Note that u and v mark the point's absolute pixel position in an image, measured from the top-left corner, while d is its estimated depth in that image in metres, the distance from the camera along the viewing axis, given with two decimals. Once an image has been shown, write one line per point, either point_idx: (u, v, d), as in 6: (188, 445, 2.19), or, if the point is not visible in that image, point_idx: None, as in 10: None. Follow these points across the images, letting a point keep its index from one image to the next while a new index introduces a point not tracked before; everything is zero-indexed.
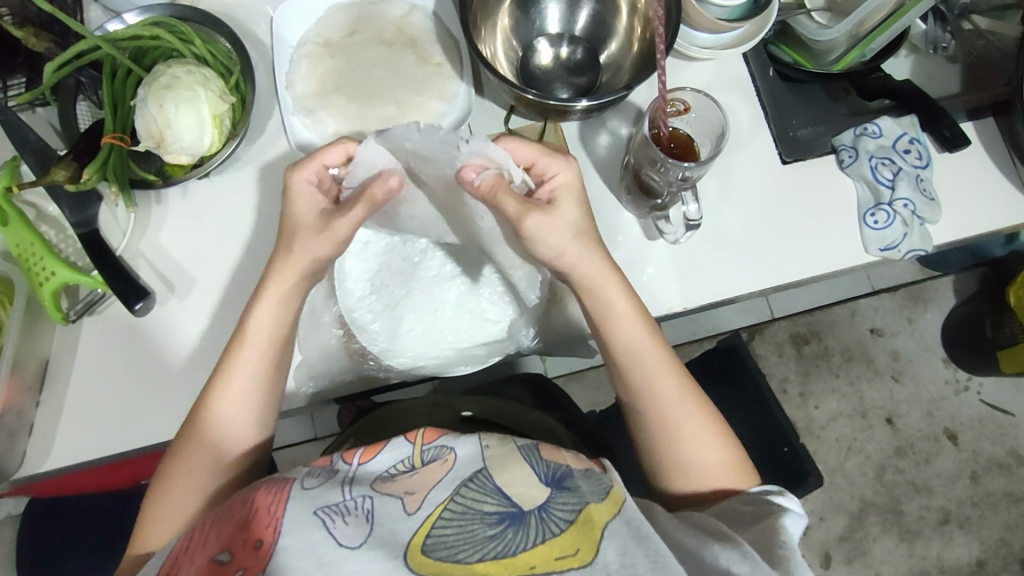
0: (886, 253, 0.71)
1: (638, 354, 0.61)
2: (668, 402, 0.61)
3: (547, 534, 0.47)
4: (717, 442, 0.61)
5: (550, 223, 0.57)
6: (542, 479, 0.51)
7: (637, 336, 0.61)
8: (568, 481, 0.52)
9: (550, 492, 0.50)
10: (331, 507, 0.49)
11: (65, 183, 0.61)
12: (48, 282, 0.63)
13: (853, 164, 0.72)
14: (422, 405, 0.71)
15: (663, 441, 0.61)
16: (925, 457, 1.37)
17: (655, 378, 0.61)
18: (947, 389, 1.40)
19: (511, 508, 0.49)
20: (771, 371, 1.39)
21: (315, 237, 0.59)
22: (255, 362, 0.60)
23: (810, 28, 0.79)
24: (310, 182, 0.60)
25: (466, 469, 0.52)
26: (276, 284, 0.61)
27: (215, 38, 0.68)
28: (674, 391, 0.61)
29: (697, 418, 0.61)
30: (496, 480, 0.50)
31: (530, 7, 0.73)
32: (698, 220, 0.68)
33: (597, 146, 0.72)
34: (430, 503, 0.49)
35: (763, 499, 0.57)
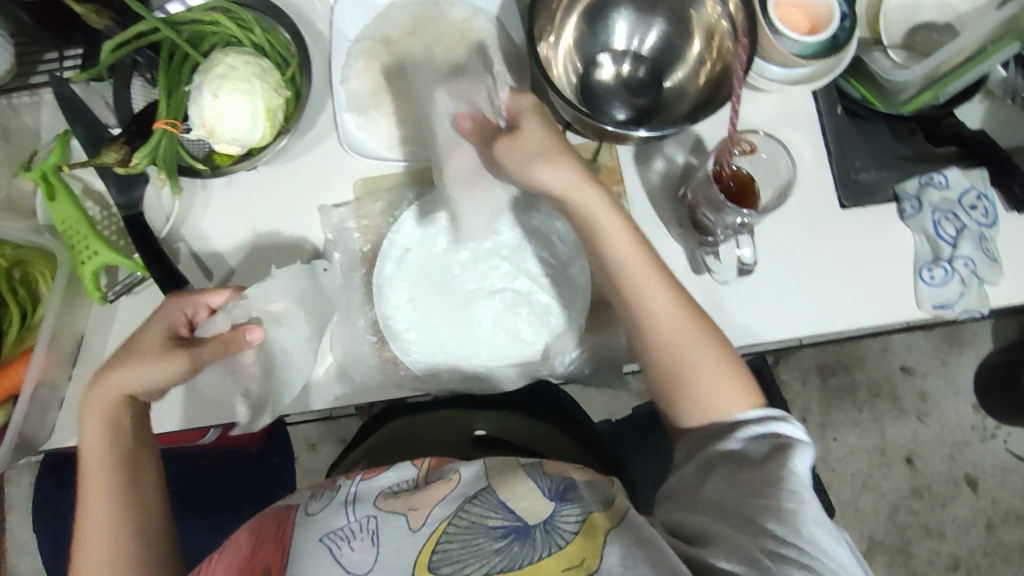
0: (941, 311, 0.68)
1: (626, 264, 0.57)
2: (672, 325, 0.57)
3: (553, 547, 0.47)
4: (710, 352, 0.57)
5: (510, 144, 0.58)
6: (546, 493, 0.50)
7: (624, 243, 0.57)
8: (570, 493, 0.51)
9: (554, 505, 0.49)
10: (335, 533, 0.50)
11: (114, 166, 0.61)
12: (89, 262, 0.63)
13: (915, 215, 0.70)
14: (427, 426, 0.66)
15: (665, 371, 0.57)
16: (942, 502, 1.35)
17: (660, 301, 0.57)
18: (973, 434, 1.37)
19: (515, 522, 0.49)
20: (793, 399, 1.38)
21: (146, 358, 0.57)
22: (102, 446, 0.57)
23: (885, 65, 0.76)
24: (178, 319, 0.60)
25: (470, 486, 0.52)
26: (124, 382, 0.56)
27: (276, 30, 0.66)
28: (688, 330, 0.57)
29: (698, 335, 0.57)
30: (500, 495, 0.50)
31: (597, 22, 0.71)
32: (752, 265, 0.67)
33: (651, 171, 0.70)
34: (435, 520, 0.50)
35: (785, 452, 0.50)
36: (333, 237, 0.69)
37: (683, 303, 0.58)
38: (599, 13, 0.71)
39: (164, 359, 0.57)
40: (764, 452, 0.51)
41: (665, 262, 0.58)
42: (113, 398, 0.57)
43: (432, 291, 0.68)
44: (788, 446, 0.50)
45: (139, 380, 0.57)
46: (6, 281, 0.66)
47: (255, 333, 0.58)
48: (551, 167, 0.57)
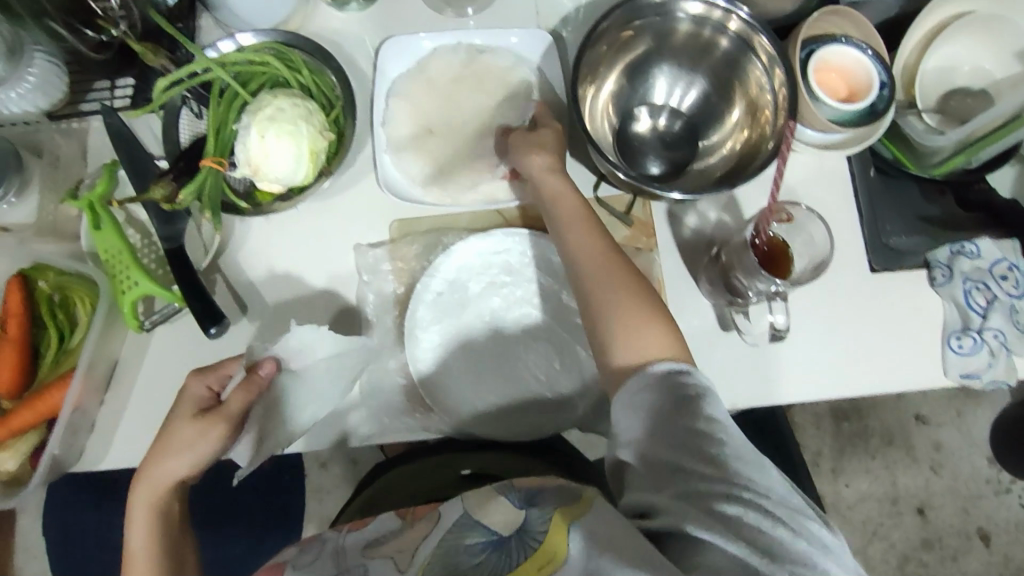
0: (966, 380, 0.68)
1: (568, 229, 0.61)
2: (591, 261, 0.59)
3: (526, 552, 0.49)
4: (641, 303, 0.57)
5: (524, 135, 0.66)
6: (514, 504, 0.53)
7: (565, 202, 0.62)
8: (537, 496, 0.53)
9: (524, 513, 0.52)
10: None
11: (161, 201, 0.63)
12: (129, 292, 0.64)
13: (946, 284, 0.70)
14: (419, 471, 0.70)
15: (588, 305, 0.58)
16: (952, 555, 1.34)
17: (579, 240, 0.60)
18: (986, 488, 1.36)
19: (490, 536, 0.51)
20: (805, 443, 1.37)
21: (186, 435, 0.58)
22: (144, 533, 0.58)
23: (919, 130, 0.76)
24: (205, 387, 0.61)
25: (449, 514, 0.54)
26: (167, 469, 0.58)
27: (323, 71, 0.69)
28: (597, 252, 0.60)
29: (613, 280, 0.58)
30: (475, 515, 0.53)
31: (637, 77, 0.72)
32: (784, 331, 0.66)
33: (683, 226, 0.71)
34: (419, 557, 0.52)
35: (696, 405, 0.50)
36: (367, 277, 0.70)
37: (619, 260, 0.59)
38: (640, 68, 0.71)
39: (198, 444, 0.58)
40: (675, 400, 0.51)
41: (595, 212, 0.62)
42: (156, 489, 0.59)
43: (460, 334, 0.69)
44: (698, 398, 0.51)
45: (177, 471, 0.58)
46: (46, 303, 0.67)
47: (267, 367, 0.61)
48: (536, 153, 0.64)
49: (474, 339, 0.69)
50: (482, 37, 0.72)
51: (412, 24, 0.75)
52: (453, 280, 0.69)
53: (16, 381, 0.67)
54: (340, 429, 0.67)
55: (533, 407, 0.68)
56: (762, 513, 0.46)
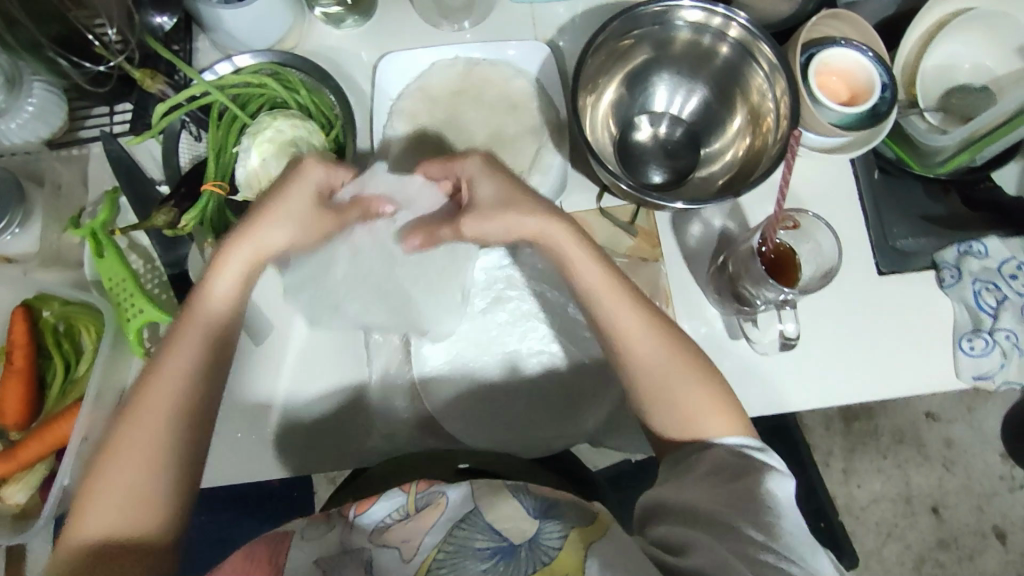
0: (979, 382, 0.68)
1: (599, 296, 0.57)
2: (629, 329, 0.56)
3: (538, 564, 0.48)
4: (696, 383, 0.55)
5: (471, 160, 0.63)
6: (530, 513, 0.51)
7: (592, 273, 0.57)
8: (554, 509, 0.52)
9: (539, 523, 0.50)
10: (329, 559, 0.49)
11: (164, 227, 0.63)
12: (135, 319, 0.64)
13: (954, 285, 0.70)
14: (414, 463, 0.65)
15: (639, 389, 0.55)
16: (969, 554, 1.33)
17: (616, 304, 0.56)
18: (1000, 485, 1.35)
19: (500, 543, 0.49)
20: (816, 444, 1.36)
21: (300, 216, 0.58)
22: (200, 329, 0.56)
23: (920, 129, 0.76)
24: (324, 179, 0.59)
25: (457, 511, 0.52)
26: (238, 258, 0.57)
27: (322, 91, 0.69)
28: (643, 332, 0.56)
29: (656, 343, 0.55)
30: (486, 517, 0.51)
31: (636, 86, 0.71)
32: (794, 339, 0.65)
33: (688, 235, 0.71)
34: (425, 548, 0.50)
35: (756, 475, 0.49)
36: None
37: (649, 317, 0.56)
38: (639, 77, 0.71)
39: (308, 226, 0.58)
40: (733, 468, 0.50)
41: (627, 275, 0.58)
42: (210, 294, 0.56)
43: (467, 348, 0.68)
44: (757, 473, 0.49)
45: (227, 309, 0.57)
46: (51, 334, 0.67)
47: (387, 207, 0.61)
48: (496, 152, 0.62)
49: (482, 355, 0.68)
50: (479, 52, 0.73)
51: (408, 39, 0.74)
52: None
53: (23, 415, 0.67)
54: (349, 450, 0.67)
55: (545, 423, 0.68)
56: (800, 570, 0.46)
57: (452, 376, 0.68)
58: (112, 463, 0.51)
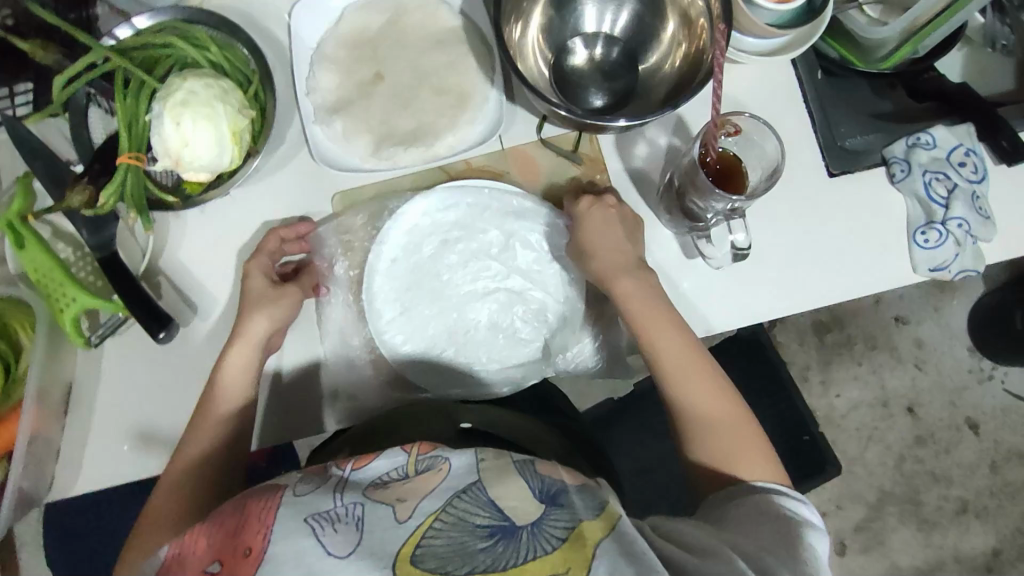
0: (936, 273, 0.68)
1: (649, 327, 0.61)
2: (677, 351, 0.60)
3: (539, 550, 0.44)
4: (740, 433, 0.59)
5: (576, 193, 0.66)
6: (536, 493, 0.47)
7: (640, 302, 0.61)
8: (561, 497, 0.48)
9: (544, 508, 0.46)
10: (321, 514, 0.46)
11: (82, 208, 0.60)
12: (68, 308, 0.61)
13: (905, 179, 0.69)
14: (405, 420, 0.63)
15: (688, 418, 0.60)
16: (946, 447, 1.37)
17: (663, 327, 0.61)
18: (970, 378, 1.39)
19: (501, 522, 0.45)
20: (792, 360, 1.38)
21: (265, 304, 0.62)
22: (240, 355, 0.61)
23: (860, 23, 0.73)
24: (262, 274, 0.63)
25: (460, 479, 0.49)
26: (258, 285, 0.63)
27: (233, 45, 0.64)
28: (698, 382, 0.60)
29: (702, 374, 0.60)
30: (489, 492, 0.47)
31: (565, 6, 0.68)
32: (745, 249, 0.65)
33: (635, 157, 0.69)
34: (421, 513, 0.46)
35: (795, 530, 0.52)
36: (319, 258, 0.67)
37: (686, 340, 0.61)
38: None
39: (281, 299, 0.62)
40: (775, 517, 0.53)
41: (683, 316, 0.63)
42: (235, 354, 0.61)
43: (422, 301, 0.66)
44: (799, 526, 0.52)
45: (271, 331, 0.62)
46: None
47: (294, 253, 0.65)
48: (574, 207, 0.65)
49: (436, 305, 0.66)
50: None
51: None
52: (402, 249, 0.66)
53: None
54: (315, 414, 0.66)
55: (509, 364, 0.67)
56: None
57: (407, 330, 0.66)
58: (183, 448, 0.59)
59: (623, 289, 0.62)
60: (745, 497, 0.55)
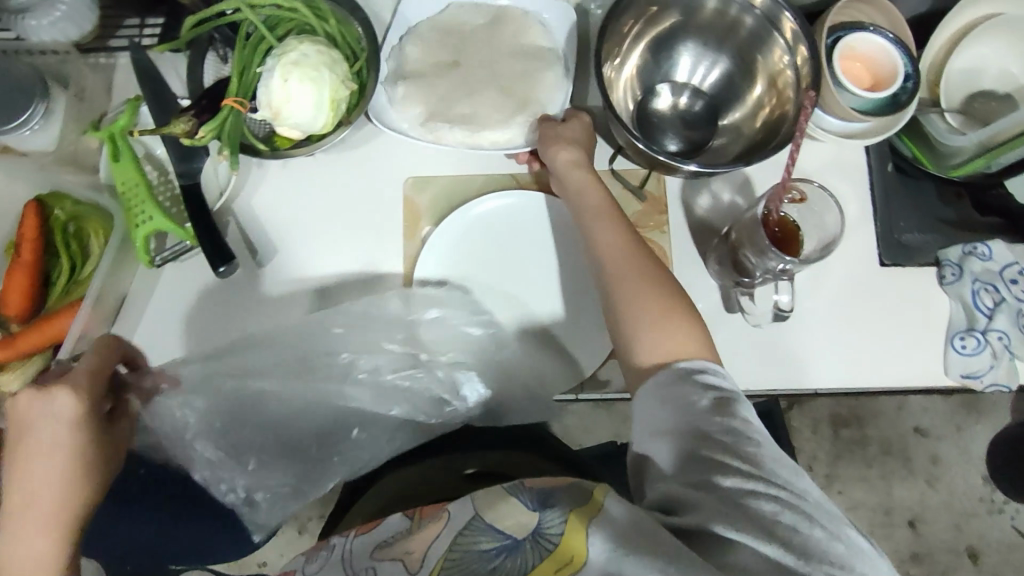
0: (966, 380, 0.68)
1: (595, 233, 0.62)
2: (617, 257, 0.60)
3: (541, 555, 0.47)
4: (674, 315, 0.56)
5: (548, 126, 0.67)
6: (527, 505, 0.50)
7: (589, 204, 0.63)
8: (553, 496, 0.51)
9: (538, 515, 0.49)
10: None
11: (182, 136, 0.63)
12: (143, 225, 0.65)
13: (955, 283, 0.70)
14: (411, 477, 0.64)
15: (615, 317, 0.58)
16: (942, 569, 1.35)
17: (606, 238, 0.61)
18: (980, 506, 1.36)
19: (505, 540, 0.49)
20: (802, 447, 1.37)
21: (56, 472, 0.51)
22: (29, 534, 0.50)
23: (941, 127, 0.74)
24: (71, 404, 0.50)
25: (459, 518, 0.51)
26: (41, 430, 0.50)
27: (350, 23, 0.69)
28: (633, 277, 0.58)
29: (635, 273, 0.59)
30: (486, 517, 0.50)
31: (661, 52, 0.72)
32: (789, 310, 0.67)
33: (696, 206, 0.71)
34: (431, 558, 0.49)
35: (731, 406, 0.50)
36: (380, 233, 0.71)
37: (630, 245, 0.60)
38: (665, 44, 0.71)
39: (109, 451, 0.54)
40: (706, 399, 0.51)
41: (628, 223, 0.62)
42: (41, 471, 0.51)
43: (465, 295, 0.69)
44: (725, 398, 0.51)
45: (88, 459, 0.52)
46: (60, 232, 0.68)
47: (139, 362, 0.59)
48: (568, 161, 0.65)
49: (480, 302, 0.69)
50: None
51: None
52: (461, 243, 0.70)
53: (26, 306, 0.67)
54: None
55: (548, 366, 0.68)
56: (784, 507, 0.47)
57: None
58: None
59: (597, 206, 0.63)
60: (667, 379, 0.52)
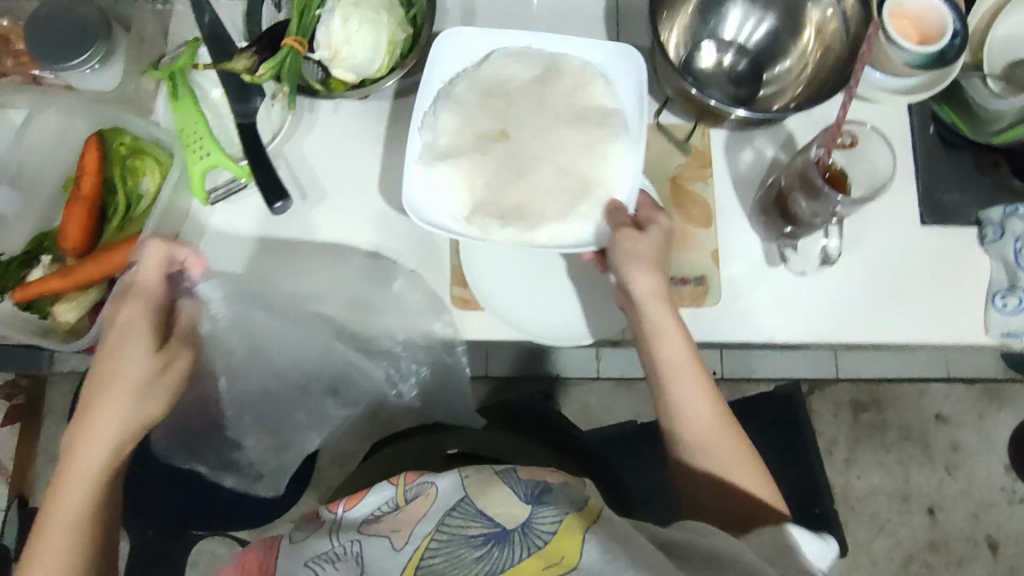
0: (1006, 339, 0.68)
1: (664, 335, 0.61)
2: (693, 409, 0.61)
3: (531, 549, 0.47)
4: (747, 472, 0.60)
5: (635, 236, 0.61)
6: (521, 497, 0.50)
7: (667, 358, 0.61)
8: (547, 493, 0.51)
9: (531, 508, 0.49)
10: (320, 558, 0.50)
11: (242, 73, 0.65)
12: (202, 162, 0.66)
13: (996, 242, 0.70)
14: (395, 453, 0.69)
15: (685, 435, 0.61)
16: (958, 560, 1.34)
17: (682, 384, 0.61)
18: (1000, 496, 1.35)
19: (494, 528, 0.49)
20: (822, 430, 1.37)
21: (124, 368, 0.59)
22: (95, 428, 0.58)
23: (981, 92, 0.76)
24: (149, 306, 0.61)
25: (446, 498, 0.52)
26: (132, 322, 0.61)
27: None
28: (709, 411, 0.61)
29: (729, 437, 0.61)
30: (478, 503, 0.51)
31: (710, 9, 0.73)
32: (835, 256, 0.69)
33: (740, 162, 0.72)
34: (417, 536, 0.50)
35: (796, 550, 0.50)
36: None
37: (706, 389, 0.61)
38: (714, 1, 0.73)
39: (155, 370, 0.61)
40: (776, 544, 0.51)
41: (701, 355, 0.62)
42: (108, 375, 0.59)
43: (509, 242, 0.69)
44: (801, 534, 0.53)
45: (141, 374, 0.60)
46: (120, 168, 0.69)
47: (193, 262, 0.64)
48: (639, 272, 0.61)
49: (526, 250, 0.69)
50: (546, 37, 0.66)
51: None
52: None
53: (84, 239, 0.68)
54: None
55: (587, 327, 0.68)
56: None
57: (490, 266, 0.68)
58: (48, 523, 0.56)
59: (663, 326, 0.61)
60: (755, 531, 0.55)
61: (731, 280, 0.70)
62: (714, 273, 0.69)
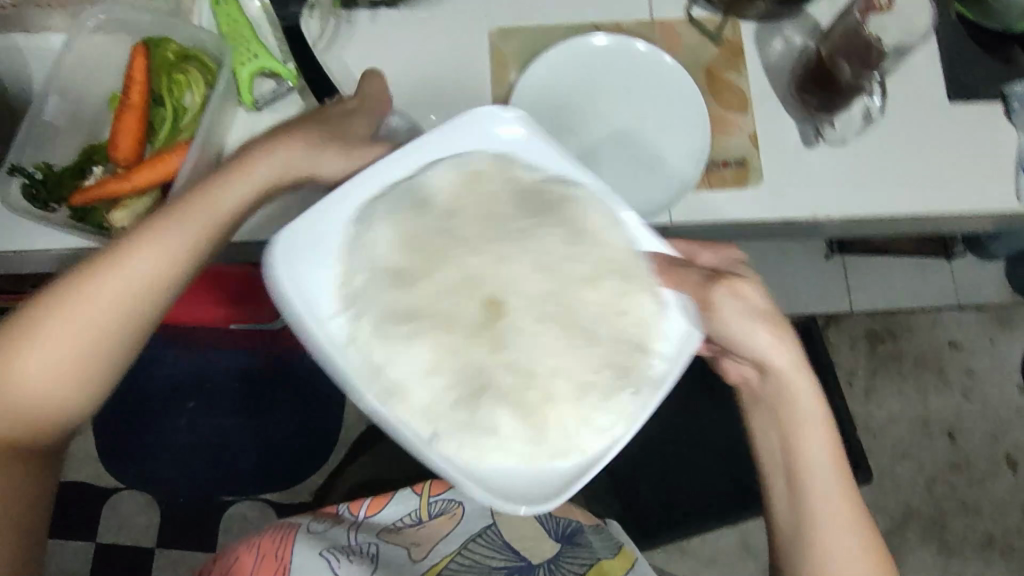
0: None
1: (788, 403, 0.56)
2: (827, 481, 0.55)
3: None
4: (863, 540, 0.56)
5: (735, 301, 0.53)
6: (553, 535, 0.78)
7: (807, 417, 0.56)
8: (577, 536, 0.78)
9: (561, 548, 0.77)
10: (336, 547, 0.73)
11: None
12: (250, 63, 0.68)
13: (1022, 113, 0.73)
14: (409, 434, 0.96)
15: (807, 522, 0.56)
16: (981, 479, 1.36)
17: (819, 469, 0.56)
18: (1016, 415, 1.38)
19: (518, 561, 0.76)
20: (840, 363, 1.38)
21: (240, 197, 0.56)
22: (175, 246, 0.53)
23: None
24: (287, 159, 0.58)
25: (474, 523, 0.78)
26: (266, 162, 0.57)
27: None
28: (843, 499, 0.55)
29: (848, 503, 0.56)
30: (503, 537, 0.77)
31: None
32: (878, 115, 0.72)
33: (770, 51, 0.74)
34: (439, 553, 0.75)
35: None
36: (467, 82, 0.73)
37: (838, 461, 0.56)
38: None
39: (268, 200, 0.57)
40: None
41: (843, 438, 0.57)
42: (208, 210, 0.54)
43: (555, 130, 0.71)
44: None
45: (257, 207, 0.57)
46: (166, 80, 0.69)
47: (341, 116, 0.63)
48: (777, 351, 0.55)
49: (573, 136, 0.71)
50: (443, 147, 0.52)
51: None
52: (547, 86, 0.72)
53: (135, 151, 0.68)
54: None
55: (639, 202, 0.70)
56: None
57: None
58: (81, 307, 0.51)
59: (791, 387, 0.56)
60: None
61: (771, 163, 0.71)
62: (754, 157, 0.71)
